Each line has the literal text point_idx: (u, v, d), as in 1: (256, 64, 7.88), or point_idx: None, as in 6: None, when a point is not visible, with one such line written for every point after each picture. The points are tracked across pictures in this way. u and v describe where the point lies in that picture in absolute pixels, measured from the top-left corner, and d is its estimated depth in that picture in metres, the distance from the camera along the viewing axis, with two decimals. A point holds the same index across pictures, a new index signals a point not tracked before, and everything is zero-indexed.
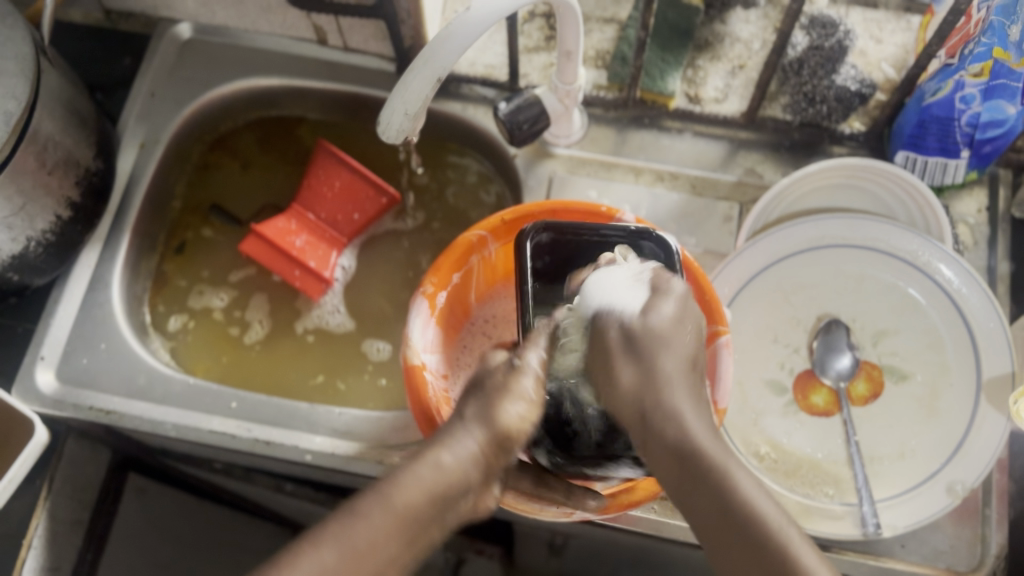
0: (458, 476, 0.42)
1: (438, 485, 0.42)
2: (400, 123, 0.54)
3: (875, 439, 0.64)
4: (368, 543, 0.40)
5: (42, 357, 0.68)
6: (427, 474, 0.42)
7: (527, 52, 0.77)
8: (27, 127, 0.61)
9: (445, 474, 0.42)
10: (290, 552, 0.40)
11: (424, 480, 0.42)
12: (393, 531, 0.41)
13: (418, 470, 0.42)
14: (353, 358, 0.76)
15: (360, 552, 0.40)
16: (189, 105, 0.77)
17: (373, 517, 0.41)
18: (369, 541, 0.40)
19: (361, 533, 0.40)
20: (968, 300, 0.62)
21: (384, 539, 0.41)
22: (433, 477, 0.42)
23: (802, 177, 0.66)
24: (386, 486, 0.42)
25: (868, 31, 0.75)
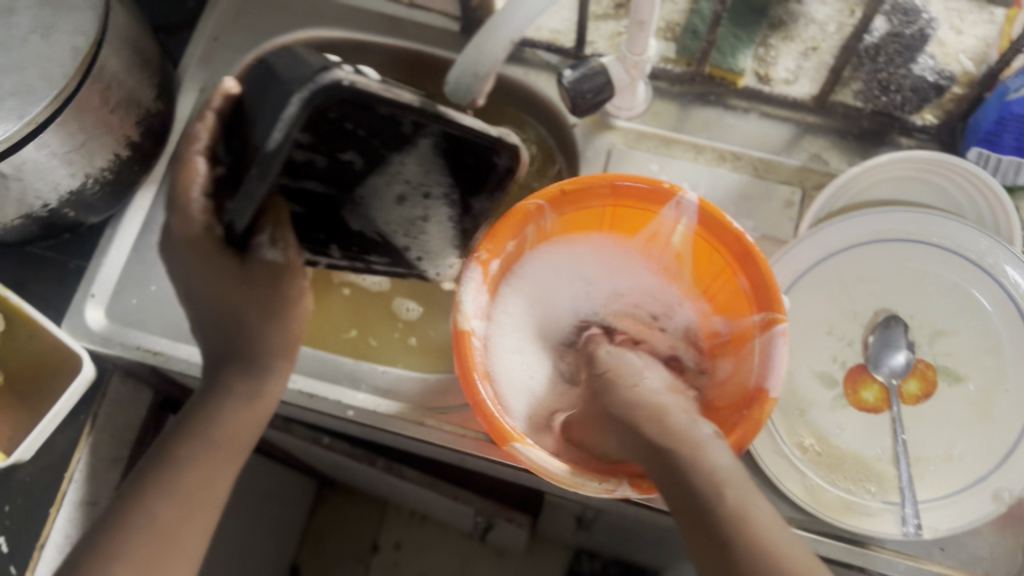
0: (270, 399, 0.58)
1: (256, 413, 0.58)
2: (470, 83, 0.54)
3: (924, 439, 0.63)
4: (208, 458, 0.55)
5: (93, 295, 0.69)
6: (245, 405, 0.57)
7: (595, 20, 0.75)
8: (93, 65, 0.61)
9: (256, 409, 0.58)
10: (133, 504, 0.53)
11: (233, 418, 0.56)
12: (204, 468, 0.55)
13: (238, 395, 0.57)
14: (385, 317, 0.75)
15: (189, 490, 0.54)
16: (249, 53, 0.76)
17: (191, 461, 0.55)
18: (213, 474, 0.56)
19: (191, 470, 0.55)
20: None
21: (212, 468, 0.56)
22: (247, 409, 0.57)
23: (870, 167, 0.64)
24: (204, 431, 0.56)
25: (949, 21, 0.73)
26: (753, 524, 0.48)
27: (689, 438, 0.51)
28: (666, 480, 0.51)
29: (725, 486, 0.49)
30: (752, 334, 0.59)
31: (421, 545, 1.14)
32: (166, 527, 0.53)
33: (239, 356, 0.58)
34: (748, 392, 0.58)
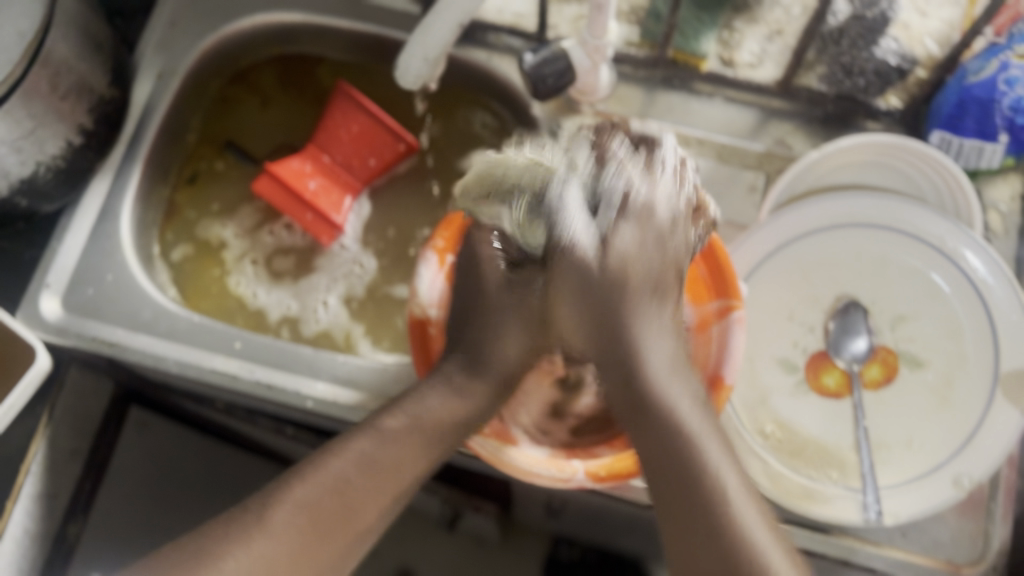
0: (482, 399, 0.54)
1: (464, 409, 0.53)
2: (418, 67, 0.52)
3: (884, 425, 0.63)
4: (393, 453, 0.51)
5: (47, 285, 0.68)
6: (455, 397, 0.53)
7: (558, 3, 0.74)
8: (40, 50, 0.60)
9: (428, 424, 0.52)
10: (263, 509, 0.48)
11: (447, 401, 0.53)
12: (418, 448, 0.52)
13: (450, 390, 0.53)
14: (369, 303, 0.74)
15: (349, 490, 0.49)
16: (209, 38, 0.75)
17: (393, 433, 0.51)
18: (411, 454, 0.51)
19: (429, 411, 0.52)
20: (992, 292, 0.61)
21: (405, 448, 0.51)
22: (458, 398, 0.53)
23: (832, 151, 0.64)
24: (415, 406, 0.53)
25: (914, 3, 0.72)
26: (743, 505, 0.47)
27: (691, 435, 0.48)
28: (659, 465, 0.48)
29: (656, 388, 0.48)
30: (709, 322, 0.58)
31: (398, 535, 1.13)
32: (331, 507, 0.49)
33: (467, 350, 0.54)
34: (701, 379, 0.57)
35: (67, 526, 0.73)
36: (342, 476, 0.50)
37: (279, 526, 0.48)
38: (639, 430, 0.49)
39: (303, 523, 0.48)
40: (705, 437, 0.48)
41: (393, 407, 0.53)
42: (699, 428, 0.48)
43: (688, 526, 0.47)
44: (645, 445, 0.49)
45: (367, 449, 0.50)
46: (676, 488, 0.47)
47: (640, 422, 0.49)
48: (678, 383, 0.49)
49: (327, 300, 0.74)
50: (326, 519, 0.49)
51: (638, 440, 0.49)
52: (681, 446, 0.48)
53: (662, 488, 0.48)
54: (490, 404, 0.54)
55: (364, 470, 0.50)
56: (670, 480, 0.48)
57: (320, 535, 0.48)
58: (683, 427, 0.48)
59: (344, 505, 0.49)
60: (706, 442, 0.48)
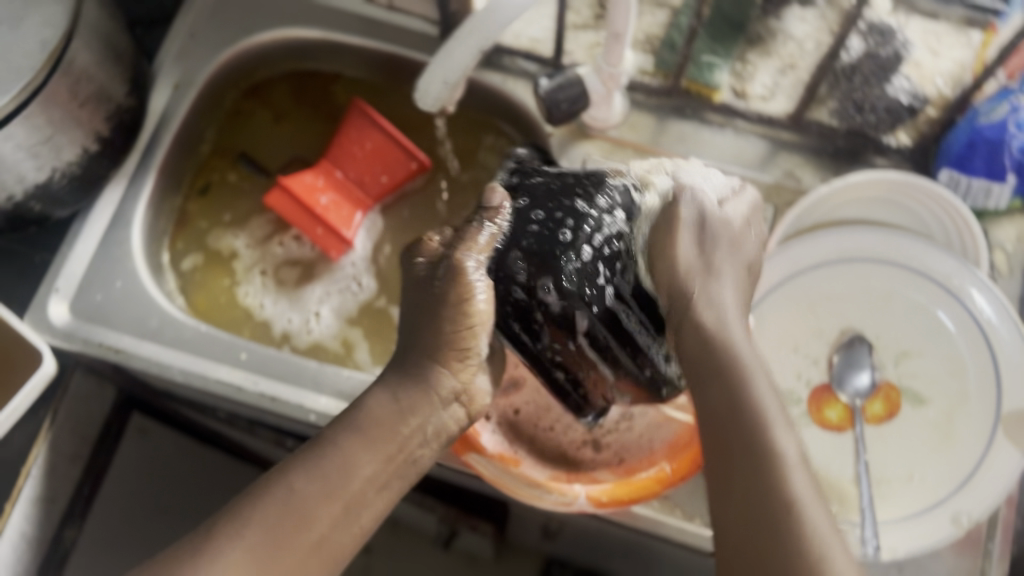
0: (422, 395, 0.49)
1: (399, 409, 0.48)
2: (438, 91, 0.53)
3: (885, 460, 0.63)
4: (348, 465, 0.46)
5: (56, 289, 0.68)
6: (392, 398, 0.49)
7: (575, 29, 0.75)
8: (62, 58, 0.60)
9: (370, 424, 0.48)
10: (202, 545, 0.43)
11: (385, 398, 0.49)
12: (365, 451, 0.47)
13: (394, 399, 0.49)
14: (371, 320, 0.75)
15: (297, 508, 0.45)
16: (228, 50, 0.75)
17: (338, 442, 0.47)
18: (364, 465, 0.47)
19: (375, 423, 0.48)
20: (997, 333, 0.61)
21: (359, 458, 0.47)
22: (394, 398, 0.49)
23: (841, 187, 0.65)
24: (352, 414, 0.48)
25: (926, 43, 0.73)
26: (818, 522, 0.42)
27: (784, 461, 0.44)
28: (722, 464, 0.45)
29: (744, 381, 0.46)
30: None
31: (392, 552, 1.12)
32: (279, 527, 0.44)
33: (401, 355, 0.51)
34: None
35: (64, 530, 0.73)
36: (295, 493, 0.45)
37: (230, 551, 0.43)
38: (708, 420, 0.47)
39: (269, 547, 0.44)
40: (797, 468, 0.44)
41: (334, 422, 0.49)
42: (774, 417, 0.45)
43: (751, 521, 0.43)
44: (738, 469, 0.44)
45: (303, 466, 0.46)
46: (750, 492, 0.43)
47: (729, 423, 0.45)
48: (786, 427, 0.45)
49: (329, 316, 0.75)
50: (275, 537, 0.44)
51: (715, 467, 0.45)
52: (763, 445, 0.44)
53: (728, 511, 0.44)
54: (433, 393, 0.49)
55: (325, 490, 0.46)
56: (739, 476, 0.44)
57: (276, 557, 0.43)
58: (746, 395, 0.46)
59: (309, 529, 0.45)
60: (796, 472, 0.44)
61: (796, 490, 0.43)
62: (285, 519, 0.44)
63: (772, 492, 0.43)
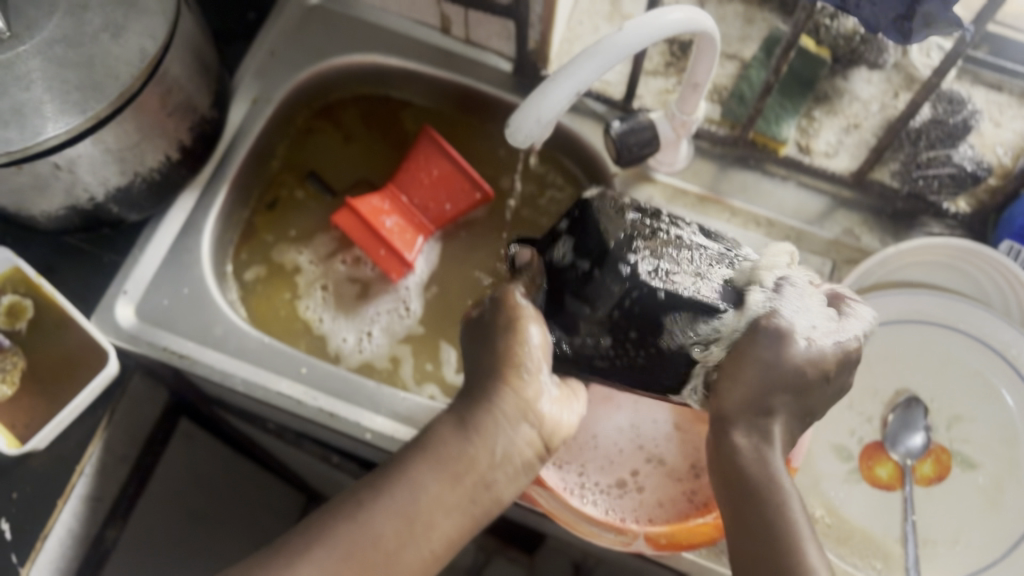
0: (488, 429, 0.46)
1: (470, 447, 0.46)
2: (530, 129, 0.54)
3: (932, 522, 0.64)
4: (422, 493, 0.46)
5: (125, 291, 0.69)
6: (458, 423, 0.47)
7: (646, 75, 0.77)
8: (158, 68, 0.62)
9: (441, 458, 0.46)
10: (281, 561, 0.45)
11: (455, 429, 0.47)
12: (438, 476, 0.46)
13: (460, 430, 0.47)
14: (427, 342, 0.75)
15: (379, 536, 0.45)
16: (306, 72, 0.77)
17: (414, 467, 0.46)
18: (427, 496, 0.46)
19: (449, 444, 0.46)
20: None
21: (430, 481, 0.46)
22: (465, 431, 0.46)
23: (905, 250, 0.66)
24: (427, 442, 0.47)
25: (990, 113, 0.75)
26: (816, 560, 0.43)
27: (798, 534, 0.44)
28: (741, 517, 0.45)
29: (773, 467, 0.45)
30: None
31: None
32: (360, 557, 0.45)
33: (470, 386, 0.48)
34: None
35: (107, 529, 0.73)
36: (370, 521, 0.45)
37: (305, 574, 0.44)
38: (718, 466, 0.47)
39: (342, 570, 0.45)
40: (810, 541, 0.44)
41: (414, 444, 0.48)
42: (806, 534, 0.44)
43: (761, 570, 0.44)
44: (738, 527, 0.45)
45: (383, 488, 0.46)
46: (756, 554, 0.44)
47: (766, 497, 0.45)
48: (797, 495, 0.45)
49: (379, 336, 0.75)
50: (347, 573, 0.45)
51: (732, 527, 0.46)
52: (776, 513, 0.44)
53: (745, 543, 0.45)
54: (500, 428, 0.47)
55: (397, 521, 0.46)
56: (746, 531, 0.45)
57: None
58: (789, 526, 0.44)
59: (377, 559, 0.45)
60: (809, 545, 0.43)
61: (795, 526, 0.44)
62: (357, 546, 0.45)
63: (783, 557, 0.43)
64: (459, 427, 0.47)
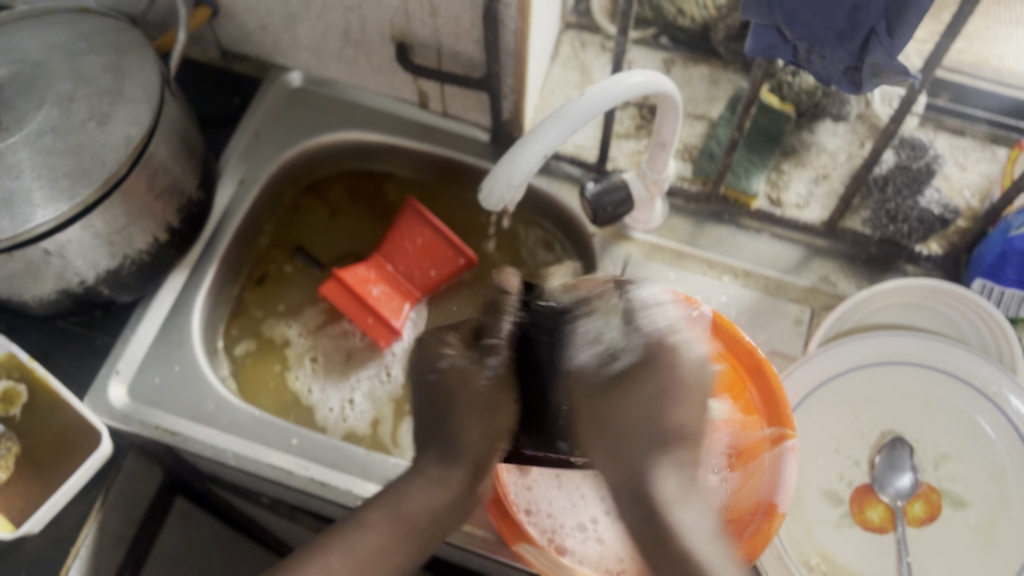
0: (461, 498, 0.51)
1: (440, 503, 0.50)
2: (503, 191, 0.56)
3: (927, 563, 0.64)
4: (373, 543, 0.48)
5: (117, 371, 0.70)
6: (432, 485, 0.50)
7: (618, 138, 0.79)
8: (144, 153, 0.65)
9: (409, 519, 0.49)
10: None
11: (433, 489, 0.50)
12: (399, 544, 0.49)
13: (427, 482, 0.50)
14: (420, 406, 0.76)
15: None
16: (290, 150, 0.80)
17: (378, 531, 0.49)
18: (373, 547, 0.48)
19: (408, 502, 0.50)
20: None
21: (395, 551, 0.49)
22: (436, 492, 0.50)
23: (878, 292, 0.67)
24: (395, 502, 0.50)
25: (954, 157, 0.77)
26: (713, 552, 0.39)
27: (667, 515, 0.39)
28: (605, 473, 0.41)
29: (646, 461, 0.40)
30: (762, 447, 0.60)
31: None
32: None
33: (444, 444, 0.51)
34: (756, 503, 0.59)
35: None
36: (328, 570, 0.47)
37: None
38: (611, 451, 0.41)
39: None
40: (677, 504, 0.40)
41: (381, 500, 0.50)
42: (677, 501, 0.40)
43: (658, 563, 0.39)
44: (633, 503, 0.40)
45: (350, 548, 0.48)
46: (654, 546, 0.39)
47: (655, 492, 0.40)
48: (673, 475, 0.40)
49: (364, 402, 0.76)
50: None
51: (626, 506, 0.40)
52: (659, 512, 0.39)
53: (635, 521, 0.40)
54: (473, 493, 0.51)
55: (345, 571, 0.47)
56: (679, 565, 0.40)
57: None
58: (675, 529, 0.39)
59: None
60: (677, 509, 0.39)
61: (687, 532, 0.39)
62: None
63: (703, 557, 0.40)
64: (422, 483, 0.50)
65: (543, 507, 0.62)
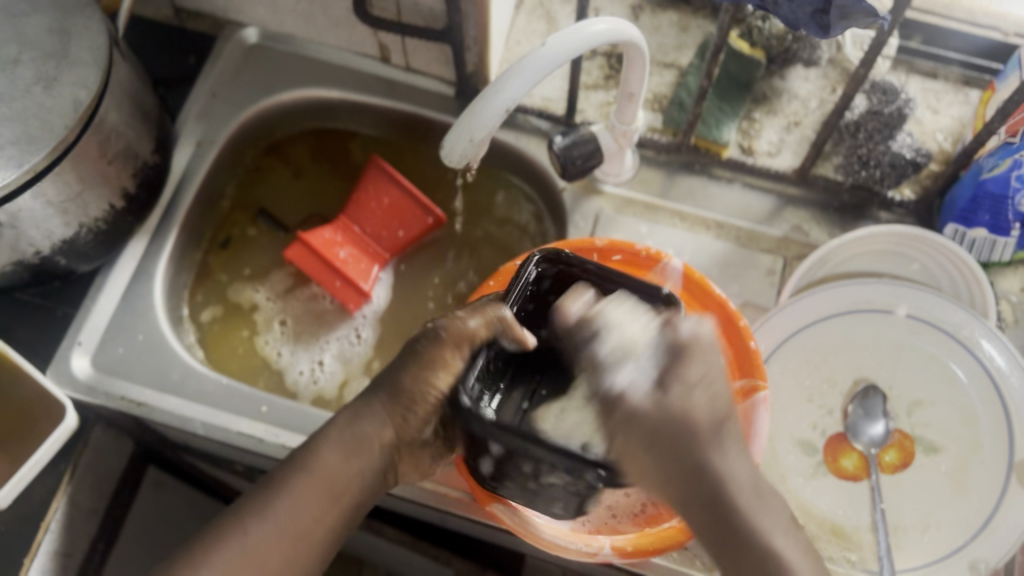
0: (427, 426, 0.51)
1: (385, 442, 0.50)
2: (465, 147, 0.55)
3: (900, 508, 0.64)
4: (262, 536, 0.47)
5: (79, 343, 0.69)
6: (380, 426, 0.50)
7: (586, 89, 0.77)
8: (94, 116, 0.62)
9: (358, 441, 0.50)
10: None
11: (358, 435, 0.50)
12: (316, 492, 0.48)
13: (352, 431, 0.50)
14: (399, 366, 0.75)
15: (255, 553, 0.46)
16: (249, 110, 0.78)
17: (295, 484, 0.48)
18: (293, 506, 0.48)
19: (297, 494, 0.48)
20: (1009, 383, 0.62)
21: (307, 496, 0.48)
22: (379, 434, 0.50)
23: (849, 240, 0.66)
24: (323, 446, 0.50)
25: (926, 101, 0.76)
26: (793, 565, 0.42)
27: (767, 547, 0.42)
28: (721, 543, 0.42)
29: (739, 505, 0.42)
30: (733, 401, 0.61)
31: None
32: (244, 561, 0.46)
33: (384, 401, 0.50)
34: None
35: None
36: (246, 539, 0.47)
37: None
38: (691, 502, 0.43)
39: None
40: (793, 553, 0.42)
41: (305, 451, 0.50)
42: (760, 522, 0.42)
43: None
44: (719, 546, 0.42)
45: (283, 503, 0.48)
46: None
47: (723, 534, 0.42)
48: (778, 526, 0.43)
49: (332, 363, 0.75)
50: None
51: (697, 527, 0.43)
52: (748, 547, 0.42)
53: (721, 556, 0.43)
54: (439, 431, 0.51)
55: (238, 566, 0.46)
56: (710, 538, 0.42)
57: None
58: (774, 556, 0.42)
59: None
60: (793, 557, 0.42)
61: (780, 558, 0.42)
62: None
63: (740, 542, 0.42)
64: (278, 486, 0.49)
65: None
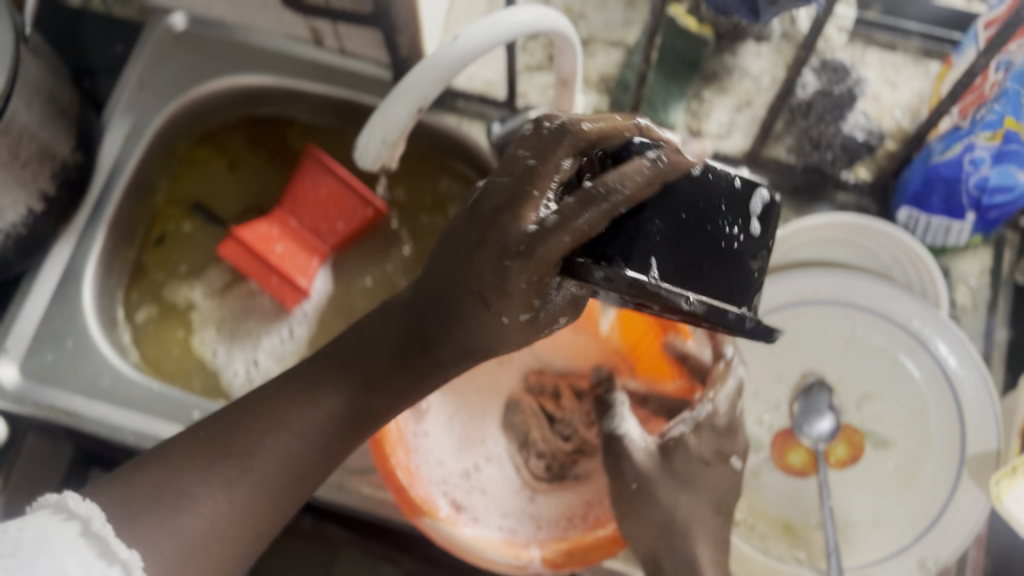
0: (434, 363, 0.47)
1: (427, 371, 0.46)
2: (377, 150, 0.52)
3: (849, 504, 0.62)
4: (311, 425, 0.45)
5: (5, 349, 0.67)
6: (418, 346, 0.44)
7: (528, 71, 0.74)
8: (1, 118, 0.59)
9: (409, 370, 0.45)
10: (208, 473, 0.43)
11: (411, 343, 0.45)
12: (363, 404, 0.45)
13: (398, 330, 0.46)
14: None
15: (300, 446, 0.45)
16: (178, 99, 0.74)
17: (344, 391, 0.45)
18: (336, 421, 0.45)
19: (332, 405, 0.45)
20: (964, 390, 0.60)
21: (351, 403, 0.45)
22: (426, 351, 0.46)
23: (799, 228, 0.64)
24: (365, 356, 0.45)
25: (883, 75, 0.73)
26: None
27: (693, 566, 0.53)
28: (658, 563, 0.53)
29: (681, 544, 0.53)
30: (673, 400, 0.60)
31: None
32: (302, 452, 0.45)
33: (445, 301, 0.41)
34: None
35: None
36: (297, 441, 0.44)
37: (219, 495, 0.43)
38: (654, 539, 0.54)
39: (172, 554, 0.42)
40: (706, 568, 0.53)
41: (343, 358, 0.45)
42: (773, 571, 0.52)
43: None
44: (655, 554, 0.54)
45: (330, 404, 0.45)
46: None
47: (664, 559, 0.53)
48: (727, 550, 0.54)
49: (268, 361, 0.73)
50: (276, 482, 0.44)
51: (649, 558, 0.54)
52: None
53: None
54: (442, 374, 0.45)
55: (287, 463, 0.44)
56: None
57: (249, 499, 0.44)
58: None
59: (250, 517, 0.44)
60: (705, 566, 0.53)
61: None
62: (214, 514, 0.43)
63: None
64: (333, 367, 0.45)
65: (434, 454, 0.61)
